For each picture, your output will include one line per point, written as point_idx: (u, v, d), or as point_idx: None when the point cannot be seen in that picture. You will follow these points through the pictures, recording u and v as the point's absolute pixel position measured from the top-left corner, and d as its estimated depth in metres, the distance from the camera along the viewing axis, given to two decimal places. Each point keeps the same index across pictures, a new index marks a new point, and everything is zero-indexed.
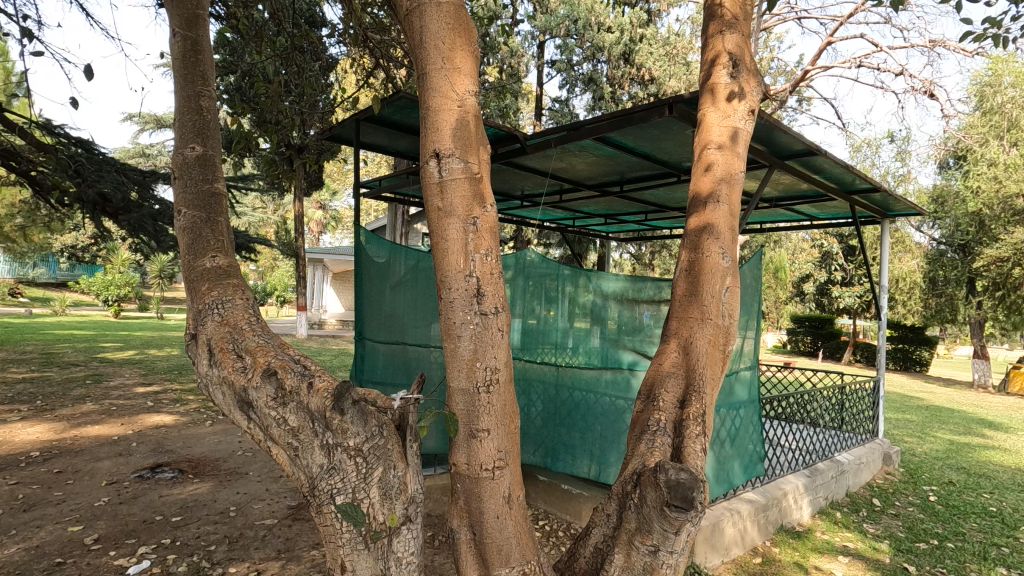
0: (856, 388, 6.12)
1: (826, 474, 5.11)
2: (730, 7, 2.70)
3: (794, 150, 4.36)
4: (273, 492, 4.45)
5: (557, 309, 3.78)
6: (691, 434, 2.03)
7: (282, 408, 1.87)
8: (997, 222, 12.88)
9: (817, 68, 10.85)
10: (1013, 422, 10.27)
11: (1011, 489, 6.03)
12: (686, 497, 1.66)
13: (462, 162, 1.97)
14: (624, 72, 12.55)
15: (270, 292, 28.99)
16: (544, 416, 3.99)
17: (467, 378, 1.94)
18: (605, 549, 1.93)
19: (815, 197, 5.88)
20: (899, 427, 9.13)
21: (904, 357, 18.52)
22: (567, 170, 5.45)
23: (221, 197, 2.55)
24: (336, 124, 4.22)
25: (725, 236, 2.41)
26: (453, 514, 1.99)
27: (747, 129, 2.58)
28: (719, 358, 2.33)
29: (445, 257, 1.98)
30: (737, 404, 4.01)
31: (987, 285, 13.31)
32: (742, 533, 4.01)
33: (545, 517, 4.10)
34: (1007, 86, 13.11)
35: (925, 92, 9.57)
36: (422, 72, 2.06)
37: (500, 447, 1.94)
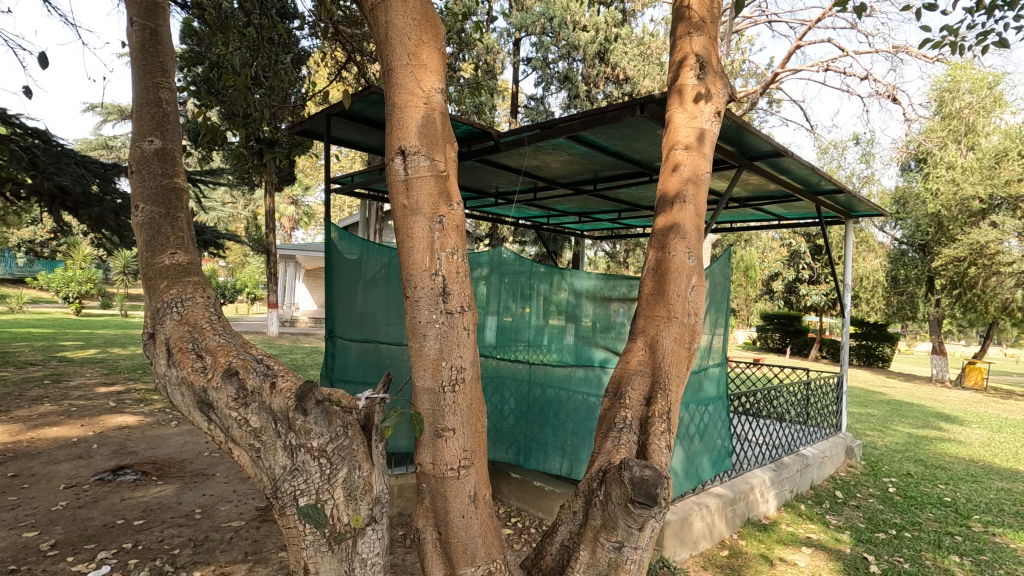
0: (822, 384, 6.31)
1: (791, 467, 5.24)
2: (698, 9, 2.74)
3: (762, 151, 4.45)
4: (240, 493, 4.36)
5: (532, 307, 3.78)
6: (657, 431, 2.06)
7: (244, 409, 1.83)
8: (955, 223, 13.32)
9: (787, 71, 11.13)
10: (968, 416, 10.68)
11: (965, 480, 6.28)
12: (650, 493, 1.69)
13: (427, 160, 1.96)
14: (599, 72, 12.63)
15: (240, 289, 28.35)
16: (517, 414, 3.98)
17: (432, 378, 1.93)
18: (572, 546, 1.95)
19: (783, 198, 6.01)
20: (862, 422, 9.43)
21: (867, 353, 19.13)
22: (541, 169, 5.48)
23: (181, 191, 2.49)
24: (306, 119, 4.17)
25: (691, 236, 2.44)
26: (418, 514, 1.98)
27: (713, 130, 2.61)
28: (685, 356, 2.35)
29: (410, 255, 1.96)
30: (705, 400, 4.09)
31: (945, 283, 13.80)
32: (710, 527, 4.09)
33: (517, 514, 4.12)
34: (965, 92, 13.74)
35: (888, 97, 9.92)
36: (387, 68, 2.04)
37: (465, 446, 1.93)
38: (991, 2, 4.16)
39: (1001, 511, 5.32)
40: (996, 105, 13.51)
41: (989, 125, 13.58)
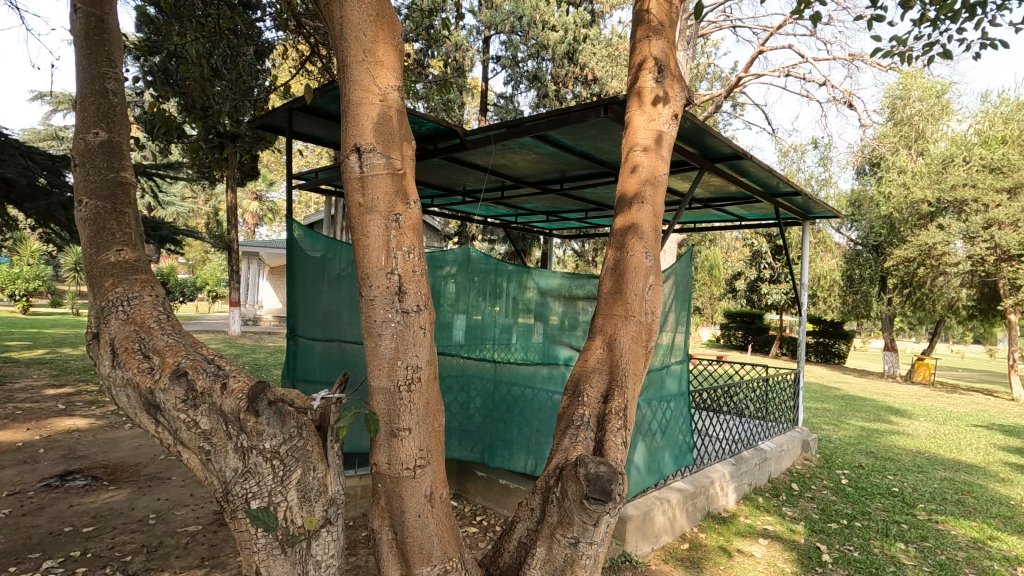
0: (780, 380, 6.49)
1: (750, 461, 5.39)
2: (657, 14, 2.79)
3: (723, 153, 4.56)
4: (197, 497, 4.24)
5: (501, 305, 3.78)
6: (613, 428, 2.09)
7: (193, 411, 1.79)
8: (906, 225, 13.90)
9: (750, 75, 11.43)
10: (917, 409, 11.20)
11: (911, 471, 6.59)
12: (604, 489, 1.71)
13: (383, 158, 1.95)
14: (568, 72, 12.69)
15: (201, 287, 27.49)
16: (483, 413, 3.98)
17: (387, 377, 1.92)
18: (528, 543, 1.97)
19: (743, 199, 6.17)
20: (818, 416, 9.78)
21: (825, 350, 19.83)
22: (508, 167, 5.48)
23: (129, 187, 2.40)
24: (266, 112, 4.05)
25: (648, 236, 2.49)
26: (374, 514, 1.97)
27: (671, 132, 2.66)
28: (642, 353, 2.39)
29: (365, 254, 1.94)
30: (667, 397, 4.17)
31: (896, 283, 14.44)
32: (672, 521, 4.17)
33: (483, 512, 4.13)
34: (915, 100, 14.35)
35: (845, 103, 10.31)
36: (343, 64, 2.01)
37: (421, 446, 1.93)
38: (935, 14, 4.35)
39: (943, 500, 5.61)
40: (943, 113, 14.18)
41: (937, 133, 14.23)
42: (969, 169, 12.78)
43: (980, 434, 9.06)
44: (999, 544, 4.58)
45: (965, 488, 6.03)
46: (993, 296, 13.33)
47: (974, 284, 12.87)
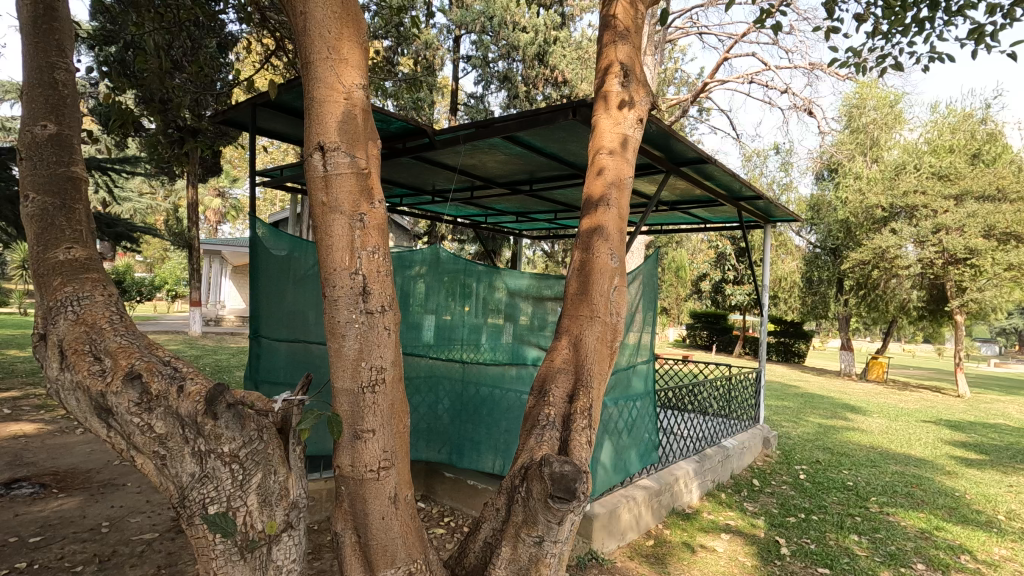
0: (742, 379, 6.67)
1: (713, 459, 5.52)
2: (623, 19, 2.84)
3: (688, 157, 4.65)
4: (154, 504, 4.10)
5: (470, 306, 3.77)
6: (578, 426, 2.12)
7: (148, 414, 1.73)
8: (861, 229, 14.45)
9: (715, 81, 11.70)
10: (871, 406, 11.66)
11: (865, 465, 6.86)
12: (568, 488, 1.73)
13: (348, 157, 1.93)
14: (538, 73, 12.75)
15: (159, 286, 26.57)
16: (452, 413, 3.96)
17: (351, 378, 1.90)
18: (493, 543, 1.97)
19: (708, 202, 6.31)
20: (779, 414, 10.08)
21: (785, 349, 20.46)
22: (478, 167, 5.47)
23: (80, 182, 2.31)
24: (229, 107, 3.95)
25: (613, 238, 2.52)
26: (337, 517, 1.94)
27: (636, 136, 2.71)
28: (607, 354, 2.43)
29: (329, 254, 1.92)
30: (634, 396, 4.24)
31: (853, 284, 15.01)
32: (637, 518, 4.24)
33: (451, 513, 4.11)
34: (870, 109, 14.94)
35: (805, 110, 10.66)
36: (306, 61, 1.98)
37: (385, 447, 1.91)
38: (888, 28, 4.55)
39: (894, 492, 5.86)
40: (897, 122, 14.81)
41: (891, 141, 14.86)
42: (920, 176, 13.37)
43: (929, 429, 9.50)
44: (944, 534, 4.82)
45: (914, 481, 6.31)
46: (941, 298, 13.99)
47: (924, 286, 13.47)
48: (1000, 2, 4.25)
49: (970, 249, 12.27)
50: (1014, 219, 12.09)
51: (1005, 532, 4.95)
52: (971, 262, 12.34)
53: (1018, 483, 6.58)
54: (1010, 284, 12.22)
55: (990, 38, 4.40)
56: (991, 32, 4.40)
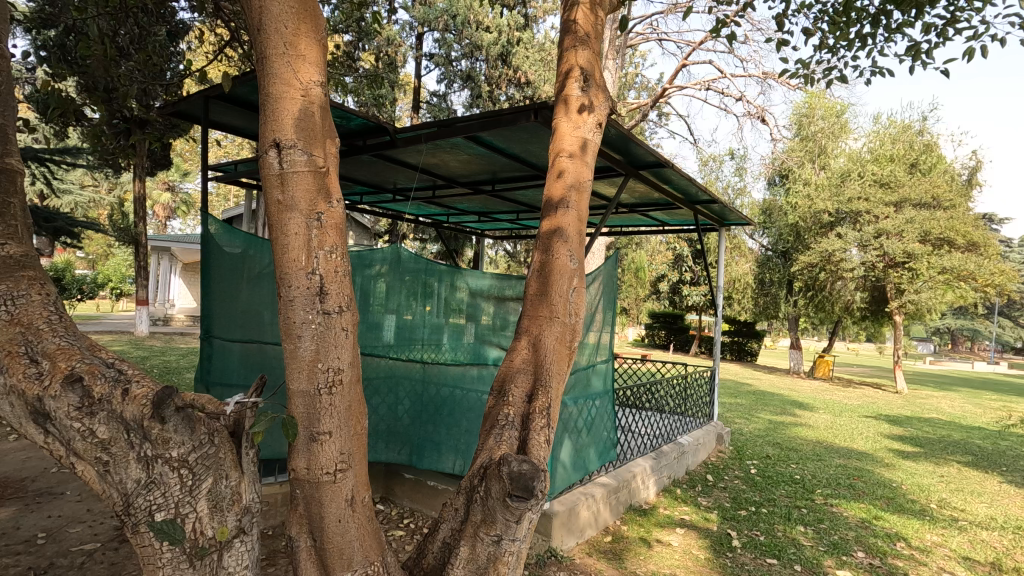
0: (697, 378, 6.87)
1: (669, 455, 5.66)
2: (584, 24, 2.89)
3: (647, 161, 4.76)
4: (95, 512, 3.91)
5: (432, 305, 3.75)
6: (537, 426, 2.14)
7: (89, 419, 1.65)
8: (809, 233, 15.10)
9: (674, 87, 11.99)
10: (817, 402, 12.20)
11: (811, 459, 7.18)
12: (527, 487, 1.76)
13: (305, 155, 1.89)
14: (502, 73, 12.77)
15: (103, 284, 25.28)
16: (412, 414, 3.93)
17: (307, 380, 1.87)
18: (452, 543, 1.98)
19: (666, 205, 6.47)
20: (732, 411, 10.44)
21: (739, 348, 21.18)
22: (440, 167, 5.45)
23: (15, 174, 2.19)
24: (179, 99, 3.82)
25: (573, 240, 2.56)
26: (291, 522, 1.91)
27: (596, 140, 2.75)
28: (566, 354, 2.46)
29: (285, 252, 1.88)
30: (593, 395, 4.31)
31: (801, 286, 15.68)
32: (596, 515, 4.31)
33: (410, 514, 4.08)
34: (819, 118, 15.62)
35: (758, 117, 11.08)
36: (262, 55, 1.94)
37: (342, 450, 1.89)
38: (834, 43, 4.77)
39: (837, 484, 6.15)
40: (842, 132, 15.54)
41: (837, 149, 15.57)
42: (864, 183, 14.08)
43: (869, 424, 10.02)
44: (882, 522, 5.10)
45: (856, 474, 6.65)
46: (881, 299, 14.77)
47: (866, 287, 14.19)
48: (934, 22, 4.53)
49: (908, 253, 13.02)
50: (947, 226, 12.89)
51: (937, 520, 5.28)
52: (909, 266, 13.08)
53: (948, 474, 7.02)
54: (943, 286, 13.01)
55: (926, 55, 4.68)
56: (927, 50, 4.68)
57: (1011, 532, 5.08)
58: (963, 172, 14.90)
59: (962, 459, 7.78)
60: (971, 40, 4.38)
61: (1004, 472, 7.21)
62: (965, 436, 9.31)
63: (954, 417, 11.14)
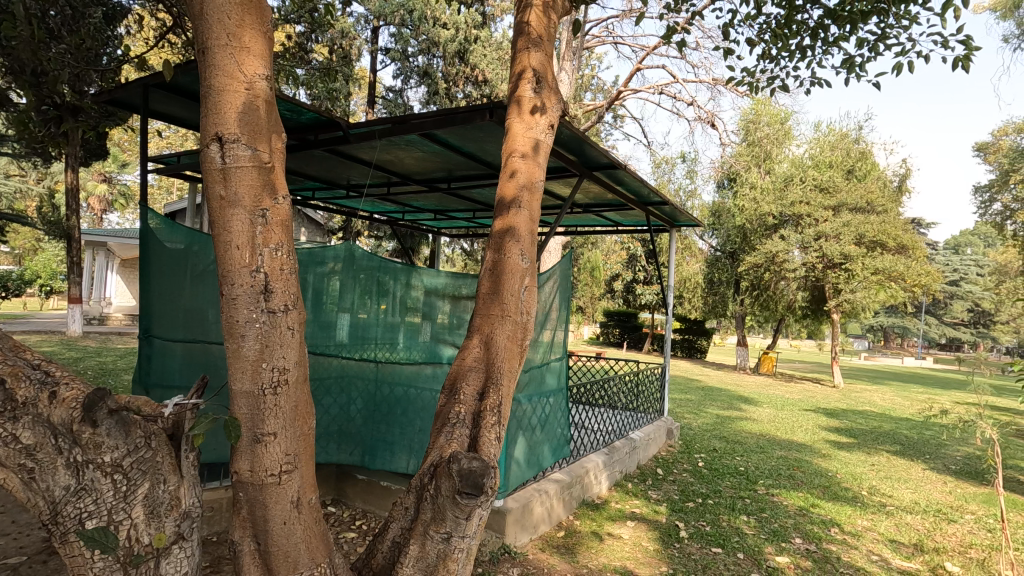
0: (648, 374, 7.06)
1: (621, 450, 5.79)
2: (536, 27, 2.93)
3: (600, 163, 4.84)
4: (20, 524, 3.66)
5: (388, 303, 3.73)
6: (487, 424, 2.16)
7: (12, 424, 1.56)
8: (755, 235, 15.73)
9: (629, 90, 12.26)
10: (762, 397, 12.74)
11: (754, 451, 7.50)
12: (477, 484, 1.77)
13: (249, 150, 1.85)
14: (459, 71, 12.68)
15: (30, 281, 23.65)
16: (364, 414, 3.88)
17: (251, 380, 1.82)
18: (402, 542, 1.98)
19: (619, 207, 6.60)
20: (681, 406, 10.77)
21: (689, 346, 21.87)
22: (394, 163, 5.38)
23: None
24: (115, 87, 3.63)
25: (525, 239, 2.59)
26: (234, 526, 1.86)
27: (548, 141, 2.79)
28: (517, 352, 2.49)
29: (227, 249, 1.83)
30: (546, 393, 4.37)
31: (748, 286, 16.33)
32: (549, 511, 4.37)
33: (363, 516, 4.02)
34: (764, 124, 16.29)
35: (708, 122, 11.47)
36: (204, 46, 1.88)
37: (288, 450, 1.85)
38: (778, 53, 4.99)
39: (779, 475, 6.44)
40: (786, 138, 16.25)
41: (781, 155, 16.25)
42: (805, 188, 14.78)
43: (809, 417, 10.54)
44: (819, 510, 5.38)
45: (796, 464, 7.00)
46: (821, 299, 15.55)
47: (807, 287, 14.90)
48: (867, 37, 4.80)
49: (845, 255, 13.76)
50: (880, 229, 13.68)
51: (867, 506, 5.62)
52: (845, 267, 13.83)
53: (879, 462, 7.47)
54: (876, 286, 13.82)
55: (860, 68, 4.96)
56: (860, 63, 4.96)
57: (932, 515, 5.46)
58: (894, 179, 15.84)
59: (891, 449, 8.30)
60: (900, 56, 4.68)
61: (927, 459, 7.73)
62: (894, 427, 9.93)
63: (884, 409, 11.87)
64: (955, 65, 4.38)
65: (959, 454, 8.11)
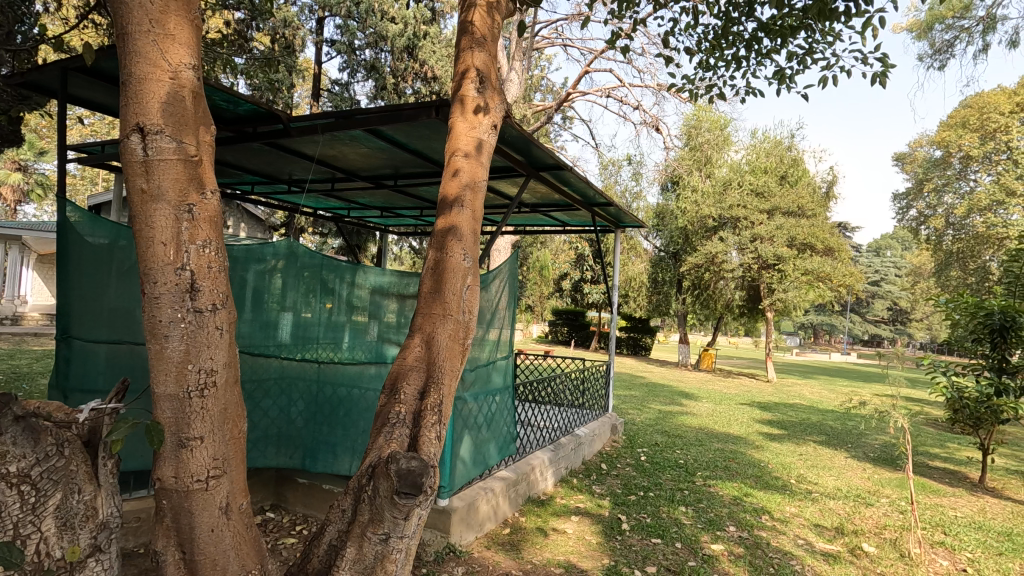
0: (594, 371, 7.20)
1: (566, 447, 5.88)
2: (480, 27, 2.94)
3: (547, 163, 4.90)
4: None
5: (334, 301, 3.66)
6: (428, 423, 2.17)
7: None
8: (696, 236, 16.32)
9: (578, 92, 12.48)
10: (701, 393, 13.23)
11: (693, 445, 7.80)
12: (415, 483, 1.77)
13: (173, 142, 1.77)
14: (407, 66, 12.52)
15: None
16: (306, 416, 3.77)
17: (176, 383, 1.75)
18: (338, 545, 1.95)
19: (565, 207, 6.71)
20: (626, 402, 11.05)
21: (634, 343, 22.46)
22: (338, 159, 5.25)
23: None
24: (30, 69, 3.38)
25: (467, 238, 2.59)
26: (157, 535, 1.78)
27: (491, 141, 2.81)
28: (459, 351, 2.49)
29: (148, 246, 1.74)
30: (492, 391, 4.39)
31: (689, 285, 16.94)
32: (494, 508, 4.39)
33: (303, 521, 3.92)
34: (705, 130, 16.96)
35: (652, 126, 11.84)
36: (124, 32, 1.78)
37: (215, 455, 1.79)
38: (716, 62, 5.19)
39: (715, 467, 6.73)
40: (725, 144, 16.94)
41: (721, 159, 16.92)
42: (743, 192, 15.47)
43: (744, 411, 11.06)
44: (752, 498, 5.66)
45: (731, 456, 7.33)
46: (756, 298, 16.32)
47: (744, 287, 15.60)
48: (796, 51, 5.08)
49: (778, 256, 14.52)
50: (809, 232, 14.50)
51: (795, 493, 5.96)
52: (778, 268, 14.59)
53: (806, 452, 7.94)
54: (807, 286, 14.62)
55: (790, 79, 5.24)
56: (790, 75, 5.24)
57: (852, 500, 5.85)
58: (822, 185, 16.82)
59: (818, 439, 8.83)
60: (826, 70, 4.97)
61: (849, 448, 8.28)
62: (820, 418, 10.57)
63: (813, 402, 12.60)
64: (873, 80, 4.70)
65: (876, 442, 8.74)
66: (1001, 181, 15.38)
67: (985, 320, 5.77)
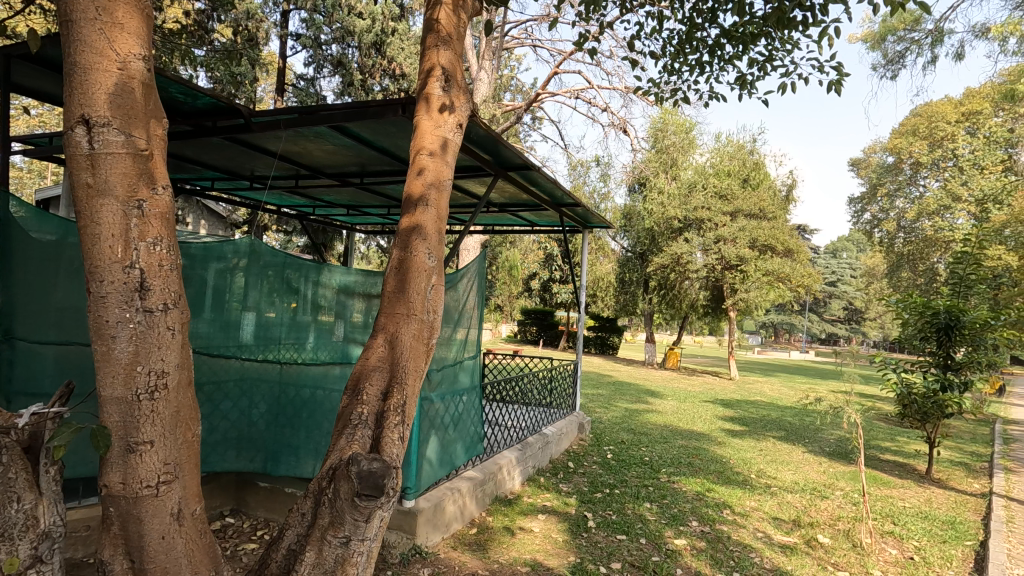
0: (561, 370, 7.25)
1: (534, 446, 5.91)
2: (446, 24, 2.91)
3: (514, 163, 4.90)
4: None
5: (299, 301, 3.61)
6: (390, 424, 2.16)
7: None
8: (662, 237, 16.60)
9: (546, 93, 12.56)
10: (667, 391, 13.46)
11: (658, 442, 7.94)
12: (377, 485, 1.75)
13: (122, 136, 1.70)
14: (375, 63, 12.37)
15: None
16: (268, 418, 3.68)
17: (123, 386, 1.68)
18: (297, 549, 1.91)
19: (533, 207, 6.74)
20: (593, 401, 11.16)
21: (602, 342, 22.70)
22: (303, 155, 5.14)
23: None
24: None
25: (431, 237, 2.58)
26: (103, 544, 1.71)
27: (456, 140, 2.80)
28: (423, 351, 2.48)
29: (95, 243, 1.67)
30: (459, 391, 4.37)
31: (656, 285, 17.22)
32: (461, 509, 4.37)
33: (264, 526, 3.82)
34: (671, 133, 17.30)
35: (620, 128, 12.01)
36: (67, 19, 1.71)
37: (166, 459, 1.73)
38: (681, 66, 5.29)
39: (679, 463, 6.86)
40: (690, 147, 17.32)
41: (686, 162, 17.28)
42: (707, 195, 15.83)
43: (707, 408, 11.31)
44: (714, 494, 5.80)
45: (694, 452, 7.50)
46: (719, 298, 16.70)
47: (709, 287, 15.96)
48: (756, 58, 5.22)
49: (740, 257, 14.91)
50: (770, 234, 14.92)
51: (755, 488, 6.14)
52: (740, 268, 14.99)
53: (766, 447, 8.18)
54: (767, 286, 15.05)
55: (750, 85, 5.38)
56: (751, 81, 5.38)
57: (808, 493, 6.05)
58: (782, 189, 17.36)
59: (777, 434, 9.10)
60: (784, 77, 5.12)
61: (806, 443, 8.57)
62: (780, 414, 10.90)
63: (772, 399, 12.98)
64: (828, 88, 4.86)
65: (832, 437, 9.06)
66: (947, 187, 16.16)
67: (932, 319, 6.06)
